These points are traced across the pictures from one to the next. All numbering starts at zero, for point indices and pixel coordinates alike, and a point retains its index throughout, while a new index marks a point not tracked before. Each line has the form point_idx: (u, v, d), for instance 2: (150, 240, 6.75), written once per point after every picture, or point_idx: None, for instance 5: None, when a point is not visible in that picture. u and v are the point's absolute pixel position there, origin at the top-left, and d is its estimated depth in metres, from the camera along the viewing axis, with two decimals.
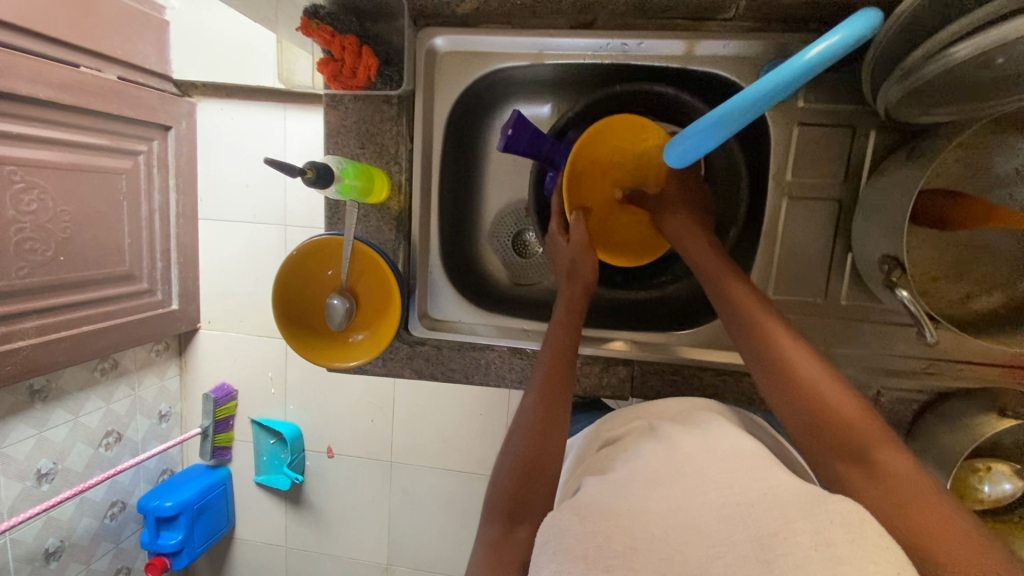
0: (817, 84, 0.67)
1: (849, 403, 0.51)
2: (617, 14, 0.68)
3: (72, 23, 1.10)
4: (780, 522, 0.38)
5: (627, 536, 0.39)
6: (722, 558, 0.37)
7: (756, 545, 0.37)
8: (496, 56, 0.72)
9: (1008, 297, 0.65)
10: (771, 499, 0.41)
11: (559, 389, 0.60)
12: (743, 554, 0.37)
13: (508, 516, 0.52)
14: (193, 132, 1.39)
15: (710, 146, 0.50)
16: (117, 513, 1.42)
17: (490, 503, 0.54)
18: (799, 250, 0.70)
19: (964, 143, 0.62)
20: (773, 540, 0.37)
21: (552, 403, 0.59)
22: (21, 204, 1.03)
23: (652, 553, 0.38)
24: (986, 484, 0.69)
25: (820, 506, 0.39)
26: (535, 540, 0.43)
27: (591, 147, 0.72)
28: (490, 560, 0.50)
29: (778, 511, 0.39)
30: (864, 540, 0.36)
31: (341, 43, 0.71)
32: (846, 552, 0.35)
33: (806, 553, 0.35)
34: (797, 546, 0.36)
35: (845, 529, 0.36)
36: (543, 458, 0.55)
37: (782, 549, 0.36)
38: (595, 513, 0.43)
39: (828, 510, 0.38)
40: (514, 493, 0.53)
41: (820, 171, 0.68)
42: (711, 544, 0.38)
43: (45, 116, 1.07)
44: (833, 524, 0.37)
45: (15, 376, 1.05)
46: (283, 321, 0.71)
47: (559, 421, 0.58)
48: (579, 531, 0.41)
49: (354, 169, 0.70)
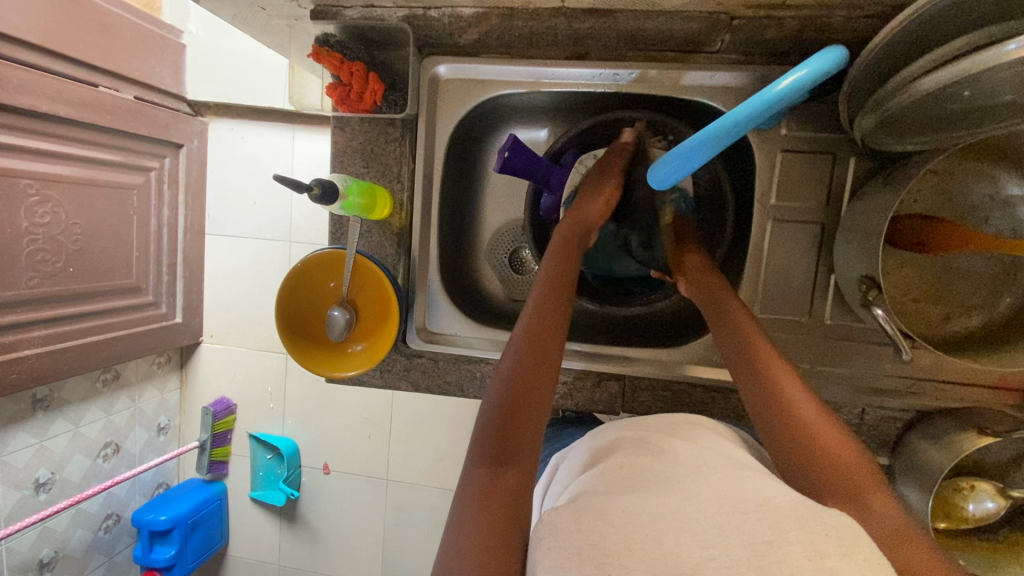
0: (800, 113, 0.70)
1: (835, 435, 0.51)
2: (609, 47, 0.73)
3: (93, 45, 1.16)
4: (776, 532, 0.40)
5: (623, 537, 0.41)
6: (714, 562, 0.38)
7: (750, 551, 0.39)
8: (494, 83, 0.76)
9: (985, 319, 0.68)
10: (767, 511, 0.42)
11: (548, 339, 0.58)
12: (736, 559, 0.38)
13: (491, 461, 0.51)
14: (204, 150, 1.44)
15: (693, 167, 0.54)
16: (111, 525, 1.43)
17: (475, 445, 0.53)
18: (784, 271, 0.73)
19: (939, 170, 0.66)
20: (768, 548, 0.39)
21: (540, 348, 0.57)
22: (35, 216, 1.07)
23: (645, 553, 0.39)
24: (971, 503, 0.69)
25: (817, 519, 0.41)
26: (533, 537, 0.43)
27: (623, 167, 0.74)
28: (478, 499, 0.48)
29: (771, 521, 0.41)
30: (857, 556, 0.38)
31: (350, 69, 0.75)
32: (837, 564, 0.37)
33: (800, 561, 0.37)
34: (791, 555, 0.38)
35: (839, 543, 0.39)
36: (527, 399, 0.54)
37: (776, 557, 0.38)
38: (591, 513, 0.44)
39: (824, 523, 0.40)
40: (500, 432, 0.52)
41: (804, 195, 0.71)
42: (707, 553, 0.39)
43: (63, 134, 1.12)
44: (829, 538, 0.39)
45: (21, 384, 1.08)
46: (285, 331, 0.74)
47: (550, 363, 0.57)
48: (576, 530, 0.41)
49: (358, 188, 0.73)
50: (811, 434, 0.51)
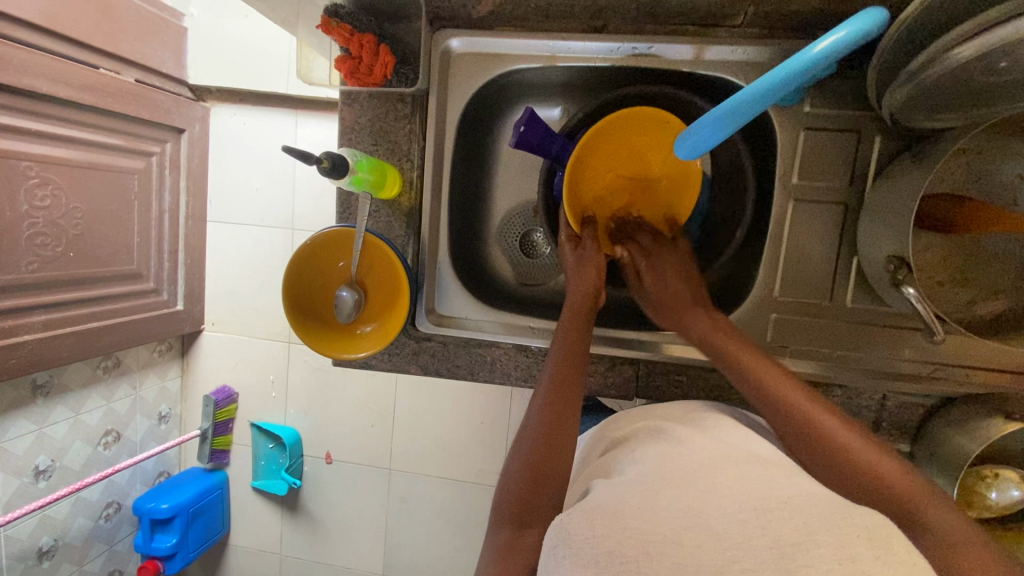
0: (824, 89, 0.68)
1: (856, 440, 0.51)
2: (627, 20, 0.70)
3: (94, 24, 1.13)
4: (802, 533, 0.37)
5: (638, 540, 0.38)
6: (739, 564, 0.35)
7: (775, 552, 0.36)
8: (509, 58, 0.74)
9: (1013, 303, 0.66)
10: (790, 506, 0.39)
11: (565, 412, 0.58)
12: (761, 561, 0.35)
13: (514, 521, 0.52)
14: (206, 136, 1.42)
15: (717, 139, 0.52)
16: (112, 514, 1.41)
17: (499, 509, 0.54)
18: (805, 253, 0.71)
19: (967, 148, 0.63)
20: (795, 549, 0.35)
21: (557, 418, 0.57)
22: (34, 198, 1.05)
23: (665, 556, 0.37)
24: (993, 491, 0.68)
25: (843, 518, 0.38)
26: (545, 545, 0.42)
27: (612, 138, 0.73)
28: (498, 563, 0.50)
29: (798, 519, 0.38)
30: (890, 556, 0.35)
31: (360, 41, 0.73)
32: (867, 566, 0.34)
33: (829, 565, 0.34)
34: (819, 557, 0.35)
35: (870, 544, 0.35)
36: (547, 465, 0.54)
37: (804, 560, 0.35)
38: (606, 515, 0.41)
39: (853, 523, 0.37)
40: (521, 495, 0.53)
41: (827, 175, 0.69)
42: (727, 547, 0.37)
43: (63, 115, 1.09)
44: (857, 537, 0.36)
45: (19, 370, 1.06)
46: (293, 313, 0.72)
47: (567, 432, 0.57)
48: (589, 536, 0.40)
49: (368, 163, 0.71)
50: (846, 459, 0.50)
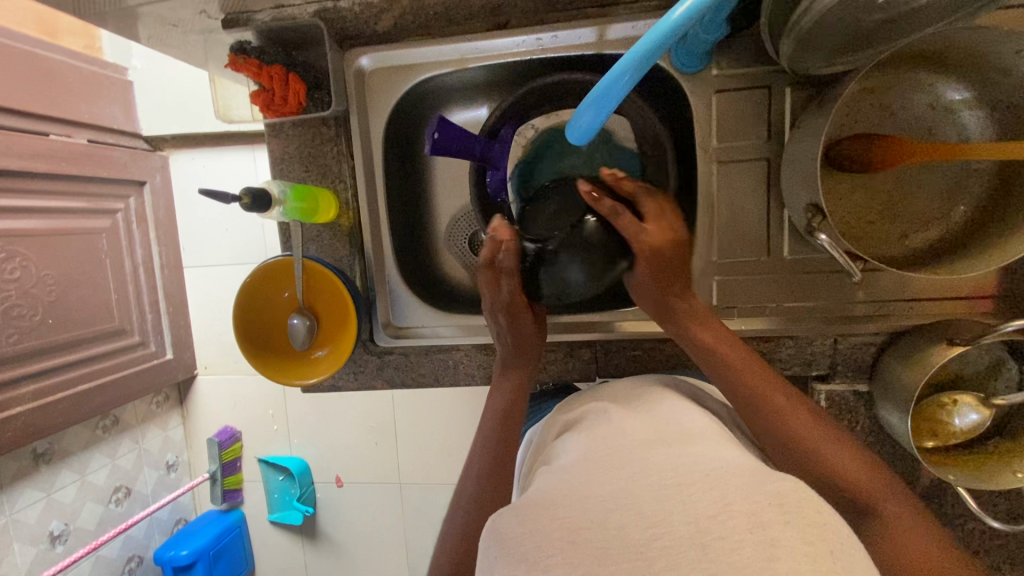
0: (730, 49, 0.69)
1: (831, 447, 0.53)
2: (527, 12, 0.72)
3: (37, 93, 1.14)
4: (718, 505, 0.37)
5: (567, 529, 0.38)
6: (658, 542, 0.36)
7: (692, 528, 0.36)
8: (420, 66, 0.75)
9: (944, 229, 0.67)
10: (711, 480, 0.41)
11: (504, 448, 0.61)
12: (679, 536, 0.36)
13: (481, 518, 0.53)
14: (168, 184, 1.44)
15: (606, 115, 0.55)
16: (135, 567, 1.43)
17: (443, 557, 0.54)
18: (736, 213, 0.72)
19: (873, 86, 0.64)
20: (709, 523, 0.36)
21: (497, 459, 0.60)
22: (3, 273, 1.06)
23: (594, 544, 0.37)
24: (954, 418, 0.68)
25: (759, 487, 0.39)
26: (479, 546, 0.41)
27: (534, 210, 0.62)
28: None
29: (714, 492, 0.39)
30: (794, 518, 0.36)
31: (270, 73, 0.73)
32: (779, 533, 0.35)
33: (740, 536, 0.35)
34: (729, 527, 0.36)
35: (779, 511, 0.37)
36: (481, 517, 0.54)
37: (719, 532, 0.35)
38: (532, 509, 0.42)
39: (767, 491, 0.39)
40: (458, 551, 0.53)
41: (746, 134, 0.70)
42: (649, 527, 0.37)
43: (21, 186, 1.11)
44: (767, 505, 0.37)
45: (17, 442, 1.08)
46: (246, 344, 0.74)
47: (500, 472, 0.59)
48: (518, 533, 0.39)
49: (296, 193, 0.71)
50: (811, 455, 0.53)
